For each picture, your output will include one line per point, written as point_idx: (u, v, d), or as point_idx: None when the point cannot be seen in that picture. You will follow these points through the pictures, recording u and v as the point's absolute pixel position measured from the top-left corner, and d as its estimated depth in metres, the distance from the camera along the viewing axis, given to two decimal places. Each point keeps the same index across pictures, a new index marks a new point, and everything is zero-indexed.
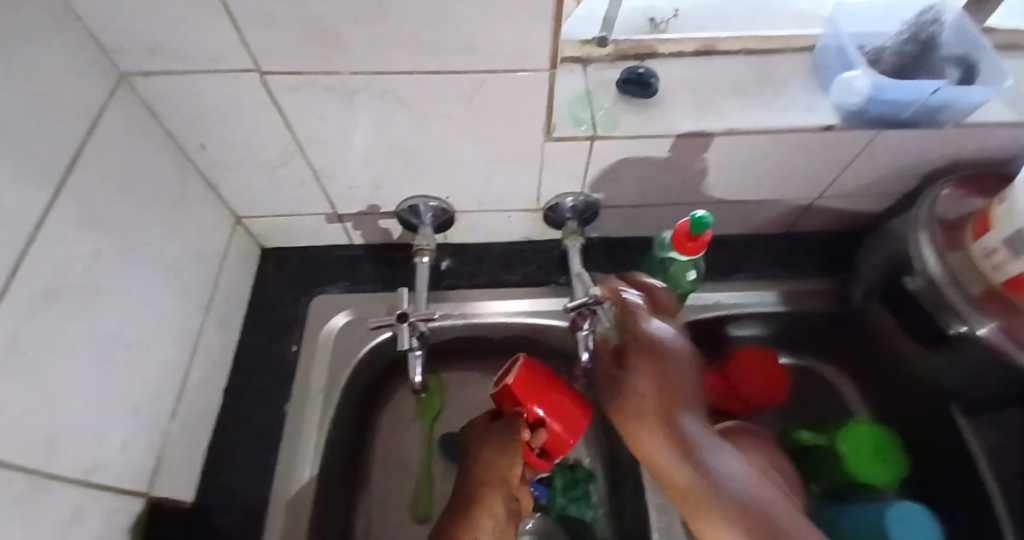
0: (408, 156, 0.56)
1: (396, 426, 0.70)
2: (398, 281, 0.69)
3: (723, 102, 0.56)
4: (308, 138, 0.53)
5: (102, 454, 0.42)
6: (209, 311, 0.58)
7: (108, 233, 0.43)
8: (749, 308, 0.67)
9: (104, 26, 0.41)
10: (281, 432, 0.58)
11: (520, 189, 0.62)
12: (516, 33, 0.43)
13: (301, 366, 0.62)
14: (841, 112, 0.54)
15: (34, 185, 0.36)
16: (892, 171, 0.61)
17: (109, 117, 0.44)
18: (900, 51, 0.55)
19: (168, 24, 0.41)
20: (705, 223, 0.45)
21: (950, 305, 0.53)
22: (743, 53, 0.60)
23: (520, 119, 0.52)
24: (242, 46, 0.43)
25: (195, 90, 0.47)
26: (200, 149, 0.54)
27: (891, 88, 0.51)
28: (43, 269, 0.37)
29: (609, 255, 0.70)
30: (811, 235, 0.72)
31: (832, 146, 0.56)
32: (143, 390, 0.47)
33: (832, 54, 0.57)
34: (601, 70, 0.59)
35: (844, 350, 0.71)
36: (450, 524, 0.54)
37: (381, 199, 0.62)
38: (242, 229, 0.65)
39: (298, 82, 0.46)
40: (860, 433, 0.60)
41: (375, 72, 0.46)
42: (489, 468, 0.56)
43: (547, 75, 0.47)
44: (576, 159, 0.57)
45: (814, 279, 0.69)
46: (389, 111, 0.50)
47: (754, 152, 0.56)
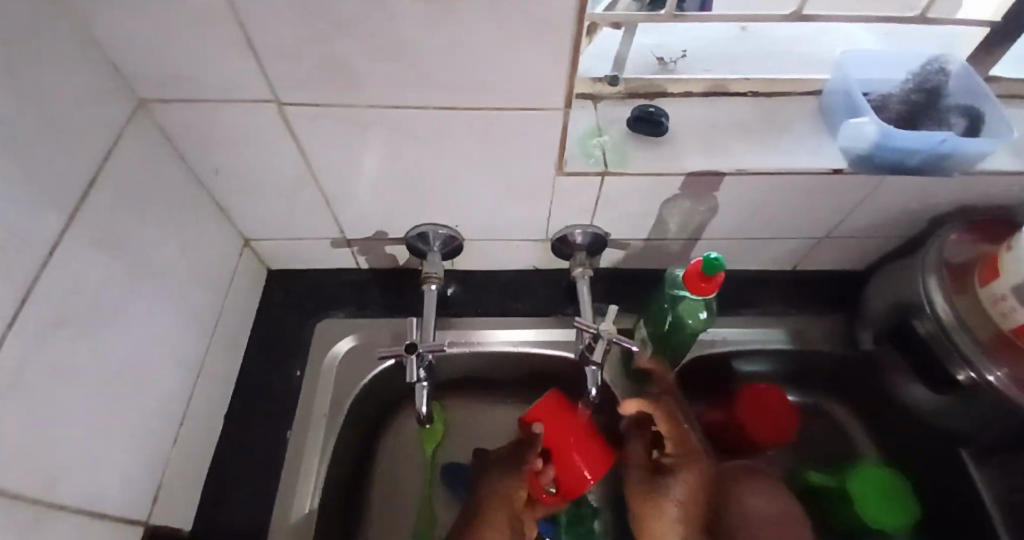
0: (419, 187, 0.56)
1: (397, 454, 0.69)
2: (403, 307, 0.69)
3: (732, 143, 0.56)
4: (322, 166, 0.53)
5: (102, 483, 0.42)
6: (215, 334, 0.58)
7: (121, 257, 0.44)
8: (755, 345, 0.67)
9: (127, 55, 0.42)
10: (282, 459, 0.57)
11: (529, 220, 0.62)
12: (532, 74, 0.44)
13: (304, 392, 0.61)
14: (848, 156, 0.55)
15: (49, 210, 0.36)
16: (900, 214, 0.61)
17: (126, 144, 0.44)
18: (907, 98, 0.56)
19: (191, 57, 0.42)
20: (718, 264, 0.45)
21: (962, 354, 0.53)
22: (750, 94, 0.61)
23: (532, 154, 0.52)
24: (262, 78, 0.44)
25: (212, 118, 0.48)
26: (214, 175, 0.54)
27: (898, 137, 0.52)
28: (55, 295, 0.37)
29: (616, 286, 0.70)
30: (816, 273, 0.72)
31: (840, 188, 0.56)
32: (146, 416, 0.47)
33: (839, 98, 0.58)
34: (612, 107, 0.60)
35: (850, 390, 0.70)
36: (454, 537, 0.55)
37: (390, 226, 0.63)
38: (250, 252, 0.65)
39: (316, 113, 0.47)
40: (866, 476, 0.61)
41: (392, 107, 0.47)
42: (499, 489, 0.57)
43: (561, 114, 0.48)
44: (586, 193, 0.57)
45: (821, 317, 0.69)
46: (403, 143, 0.51)
47: (763, 192, 0.57)
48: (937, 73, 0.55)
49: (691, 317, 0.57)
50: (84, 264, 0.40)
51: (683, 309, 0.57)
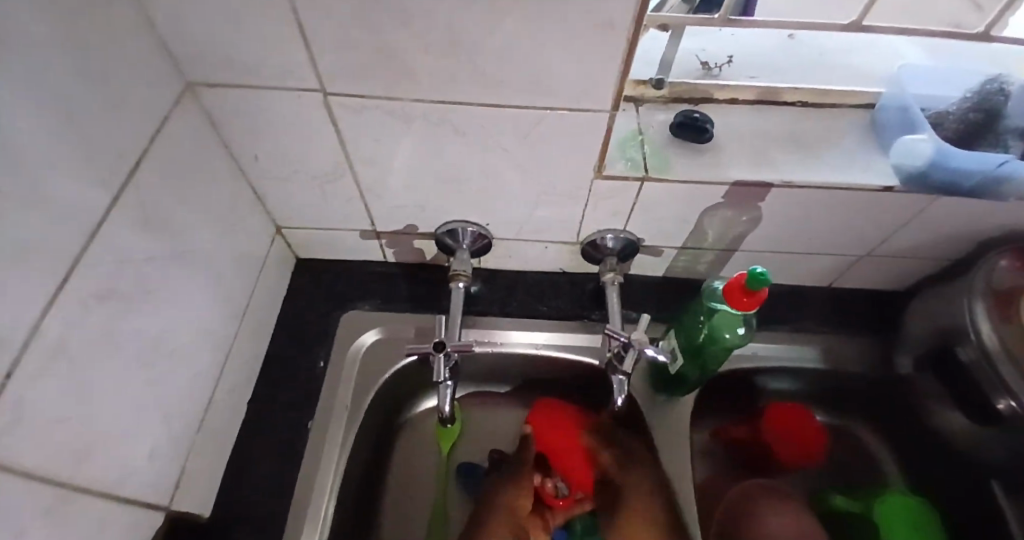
0: (455, 183, 0.56)
1: (412, 450, 0.68)
2: (429, 302, 0.68)
3: (778, 154, 0.55)
4: (360, 157, 0.53)
5: (132, 464, 0.42)
6: (244, 320, 0.58)
7: (161, 239, 0.44)
8: (784, 362, 0.66)
9: (177, 36, 0.41)
10: (303, 449, 0.57)
11: (563, 222, 0.61)
12: (583, 75, 0.43)
13: (328, 382, 0.61)
14: (900, 171, 0.53)
15: (96, 189, 0.36)
16: (947, 236, 0.59)
17: (171, 126, 0.44)
18: (964, 117, 0.54)
19: (242, 42, 0.41)
20: (764, 279, 0.44)
21: (1005, 383, 0.51)
22: (798, 104, 0.60)
23: (573, 155, 0.51)
24: (310, 67, 0.43)
25: (256, 105, 0.48)
26: (253, 161, 0.54)
27: (955, 155, 0.51)
28: (96, 274, 0.37)
29: (644, 294, 0.69)
30: (851, 291, 0.70)
31: (888, 206, 0.54)
32: (175, 399, 0.47)
33: (893, 112, 0.56)
34: (654, 111, 0.59)
35: (879, 413, 0.68)
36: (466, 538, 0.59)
37: (422, 221, 0.62)
38: (281, 239, 0.65)
39: (360, 104, 0.47)
40: (894, 504, 0.59)
41: (436, 101, 0.46)
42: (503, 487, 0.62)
43: (607, 116, 0.47)
44: (624, 198, 0.56)
45: (856, 338, 0.67)
46: (444, 138, 0.50)
47: (806, 206, 0.55)
48: (996, 93, 0.54)
49: (726, 331, 0.55)
50: (125, 244, 0.40)
51: (717, 322, 0.55)
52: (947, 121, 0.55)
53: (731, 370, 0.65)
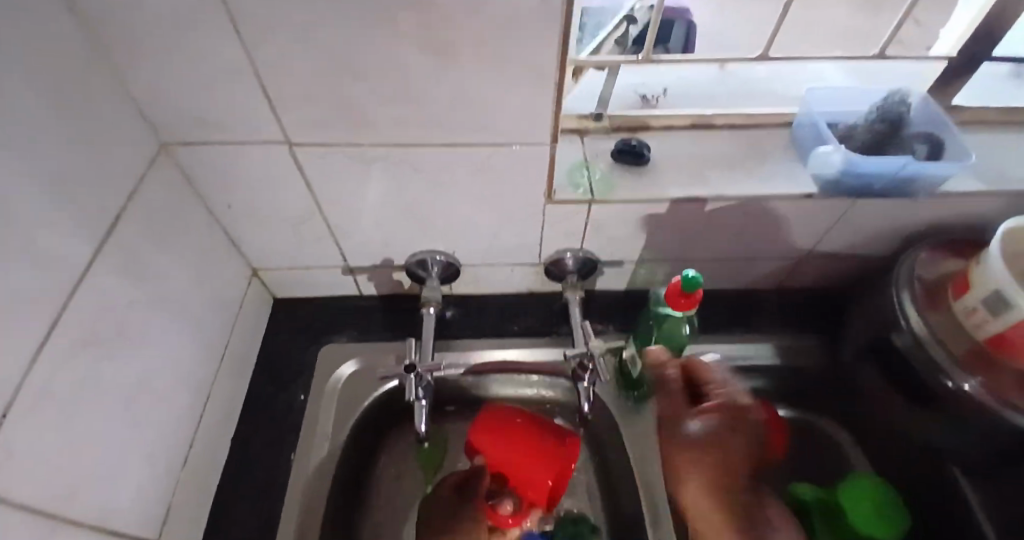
0: (417, 216, 0.60)
1: (395, 475, 0.70)
2: (404, 330, 0.72)
3: (711, 172, 0.60)
4: (329, 199, 0.57)
5: (117, 500, 0.44)
6: (224, 360, 0.61)
7: (143, 286, 0.47)
8: (740, 361, 0.70)
9: (153, 104, 0.46)
10: (286, 481, 0.59)
11: (522, 246, 0.66)
12: (522, 113, 0.48)
13: (309, 414, 0.64)
14: (819, 181, 0.59)
15: (78, 243, 0.40)
16: (873, 236, 0.65)
17: (148, 183, 0.48)
18: (871, 128, 0.60)
19: (211, 103, 0.46)
20: (696, 282, 0.50)
21: (937, 364, 0.56)
22: (727, 126, 0.66)
23: (523, 183, 0.56)
24: (275, 120, 0.48)
25: (228, 158, 0.52)
26: (227, 209, 0.58)
27: (862, 162, 0.56)
28: (81, 322, 0.40)
29: (607, 308, 0.73)
30: (797, 291, 0.75)
31: (814, 212, 0.60)
32: (159, 436, 0.49)
33: (808, 129, 0.63)
34: (598, 141, 0.64)
35: (836, 404, 0.73)
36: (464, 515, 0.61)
37: (392, 254, 0.66)
38: (258, 282, 0.69)
39: (324, 151, 0.51)
40: (860, 484, 0.63)
41: (392, 145, 0.51)
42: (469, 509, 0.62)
43: (549, 147, 0.52)
44: (575, 220, 0.61)
45: (806, 334, 0.72)
46: (403, 177, 0.55)
47: (740, 215, 0.60)
48: (899, 104, 0.60)
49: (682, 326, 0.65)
50: (106, 294, 0.43)
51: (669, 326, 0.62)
52: (857, 132, 0.60)
53: None
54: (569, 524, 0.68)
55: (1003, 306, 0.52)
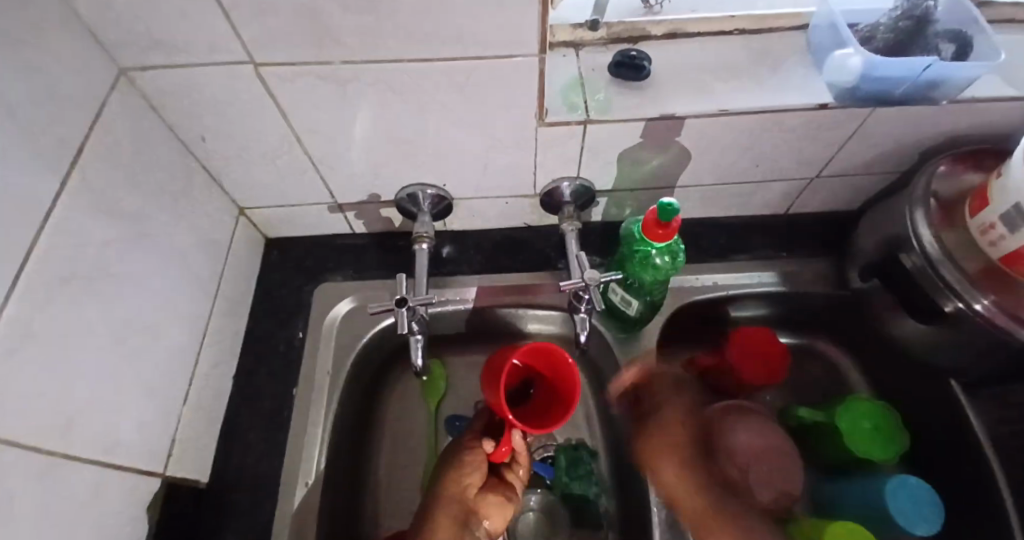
0: (402, 145, 0.57)
1: (401, 409, 0.71)
2: (398, 267, 0.70)
3: (717, 84, 0.56)
4: (307, 127, 0.54)
5: (119, 438, 0.45)
6: (217, 299, 0.60)
7: (120, 223, 0.46)
8: (747, 289, 0.69)
9: (101, 23, 0.42)
10: (290, 414, 0.61)
11: (516, 175, 0.62)
12: (508, 19, 0.43)
13: (307, 352, 0.64)
14: (836, 89, 0.54)
15: (40, 179, 0.38)
16: (891, 150, 0.61)
17: (113, 110, 0.46)
18: (894, 27, 0.55)
19: (162, 18, 0.42)
20: (671, 211, 0.49)
21: (946, 281, 0.53)
22: (735, 33, 0.60)
23: (512, 103, 0.52)
24: (236, 38, 0.44)
25: (196, 84, 0.48)
26: (203, 142, 0.55)
27: (882, 65, 0.51)
28: (54, 260, 0.39)
29: (607, 239, 0.71)
30: (807, 215, 0.72)
31: (827, 124, 0.55)
32: (156, 376, 0.49)
33: (825, 32, 0.58)
34: (594, 55, 0.59)
35: (842, 329, 0.72)
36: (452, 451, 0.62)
37: (380, 187, 0.64)
38: (246, 220, 0.67)
39: (294, 73, 0.47)
40: (857, 410, 0.62)
41: (368, 63, 0.47)
42: (456, 454, 0.61)
43: (538, 61, 0.47)
44: (570, 143, 0.57)
45: (814, 259, 0.70)
46: (384, 100, 0.51)
47: (747, 133, 0.56)
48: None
49: (658, 256, 0.59)
50: (80, 231, 0.41)
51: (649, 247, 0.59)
52: (879, 33, 0.56)
53: (694, 302, 0.68)
54: (571, 450, 0.69)
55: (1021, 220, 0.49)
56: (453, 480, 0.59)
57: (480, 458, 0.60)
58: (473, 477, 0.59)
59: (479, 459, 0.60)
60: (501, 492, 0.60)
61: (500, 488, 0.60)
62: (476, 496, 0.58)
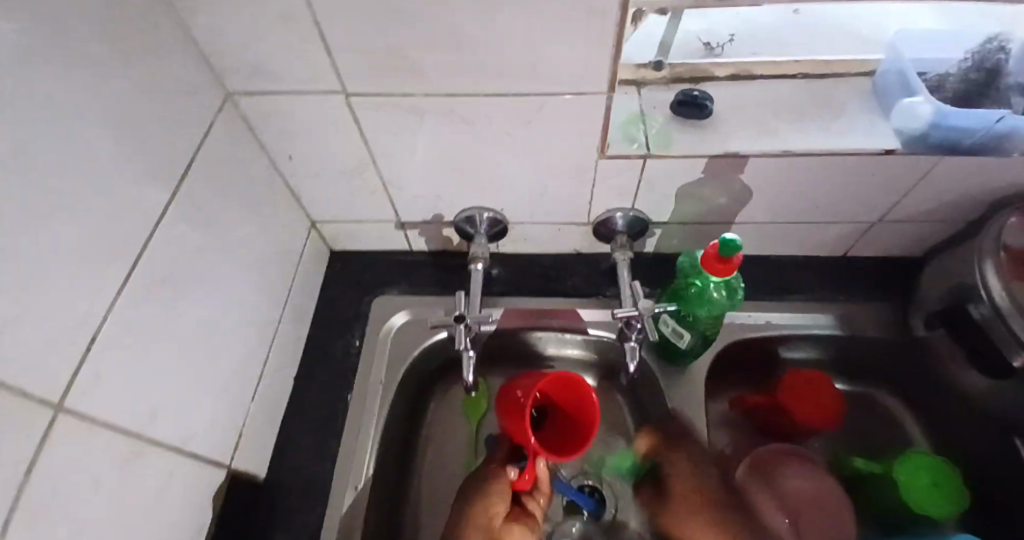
0: (468, 171, 0.60)
1: (443, 423, 0.73)
2: (451, 285, 0.73)
3: (778, 125, 0.57)
4: (382, 150, 0.58)
5: (193, 428, 0.48)
6: (286, 305, 0.64)
7: (212, 230, 0.50)
8: (800, 329, 0.68)
9: (218, 53, 0.48)
10: (343, 420, 0.63)
11: (573, 204, 0.65)
12: (581, 59, 0.46)
13: (362, 360, 0.67)
14: (904, 134, 0.54)
15: (155, 188, 0.43)
16: (959, 198, 0.60)
17: (217, 129, 0.51)
18: (964, 79, 0.56)
19: (269, 49, 0.47)
20: (734, 246, 0.50)
21: (1016, 337, 0.51)
22: (799, 76, 0.61)
23: (576, 136, 0.54)
24: (331, 69, 0.48)
25: (289, 108, 0.53)
26: (287, 160, 0.60)
27: (955, 115, 0.53)
28: (157, 260, 0.43)
29: (658, 270, 0.72)
30: (865, 259, 0.71)
31: (892, 170, 0.55)
32: (229, 372, 0.53)
33: (893, 78, 0.58)
34: (656, 93, 0.61)
35: (900, 379, 0.70)
36: (477, 477, 0.62)
37: (442, 209, 0.67)
38: (316, 233, 0.72)
39: (378, 101, 0.51)
40: (914, 463, 0.59)
41: (445, 95, 0.50)
42: (478, 480, 0.61)
43: (604, 97, 0.50)
44: (628, 176, 0.59)
45: (872, 304, 0.68)
46: (455, 129, 0.54)
47: (807, 175, 0.57)
48: (994, 53, 0.56)
49: (715, 290, 0.59)
50: (180, 236, 0.46)
51: (707, 278, 0.59)
52: (949, 84, 0.57)
53: (747, 339, 0.68)
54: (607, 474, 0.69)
55: None
56: (482, 507, 0.58)
57: (504, 486, 0.60)
58: (499, 505, 0.59)
59: (503, 488, 0.60)
60: (524, 521, 0.60)
61: (523, 519, 0.60)
62: (502, 526, 0.58)
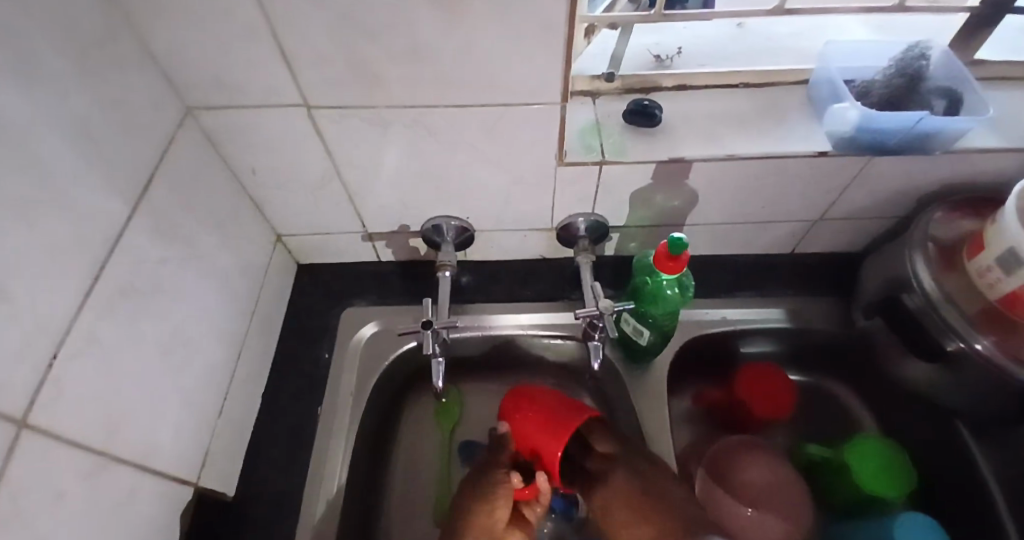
0: (432, 181, 0.62)
1: (415, 432, 0.74)
2: (420, 294, 0.74)
3: (723, 132, 0.61)
4: (346, 162, 0.59)
5: (159, 444, 0.48)
6: (252, 319, 0.64)
7: (175, 244, 0.50)
8: (754, 324, 0.71)
9: (179, 69, 0.48)
10: (313, 433, 0.63)
11: (535, 210, 0.67)
12: (534, 70, 0.49)
13: (331, 372, 0.67)
14: (834, 139, 0.59)
15: (115, 202, 0.43)
16: (889, 196, 0.64)
17: (178, 144, 0.51)
18: (888, 85, 0.60)
19: (230, 64, 0.48)
20: (682, 244, 0.53)
21: (948, 325, 0.55)
22: (741, 86, 0.65)
23: (534, 144, 0.57)
24: (293, 83, 0.49)
25: (252, 122, 0.54)
26: (251, 174, 0.60)
27: (877, 118, 0.56)
28: (118, 275, 0.43)
29: (620, 272, 0.75)
30: (811, 255, 0.76)
31: (826, 171, 0.60)
32: (194, 387, 0.53)
33: (823, 87, 0.62)
34: (609, 103, 0.64)
35: (848, 368, 0.74)
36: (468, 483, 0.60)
37: (409, 218, 0.68)
38: (282, 247, 0.72)
39: (341, 114, 0.53)
40: (865, 448, 0.63)
41: (406, 107, 0.52)
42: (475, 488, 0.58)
43: (559, 107, 0.52)
44: (586, 182, 0.62)
45: (819, 298, 0.72)
46: (418, 139, 0.56)
47: (752, 177, 0.61)
48: (916, 59, 0.59)
49: (668, 287, 0.62)
50: (142, 250, 0.46)
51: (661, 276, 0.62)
52: (874, 90, 0.60)
53: (704, 335, 0.71)
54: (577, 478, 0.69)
55: (1016, 264, 0.52)
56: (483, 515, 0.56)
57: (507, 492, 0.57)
58: (501, 512, 0.56)
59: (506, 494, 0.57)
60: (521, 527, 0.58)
61: (524, 523, 0.59)
62: (504, 532, 0.56)
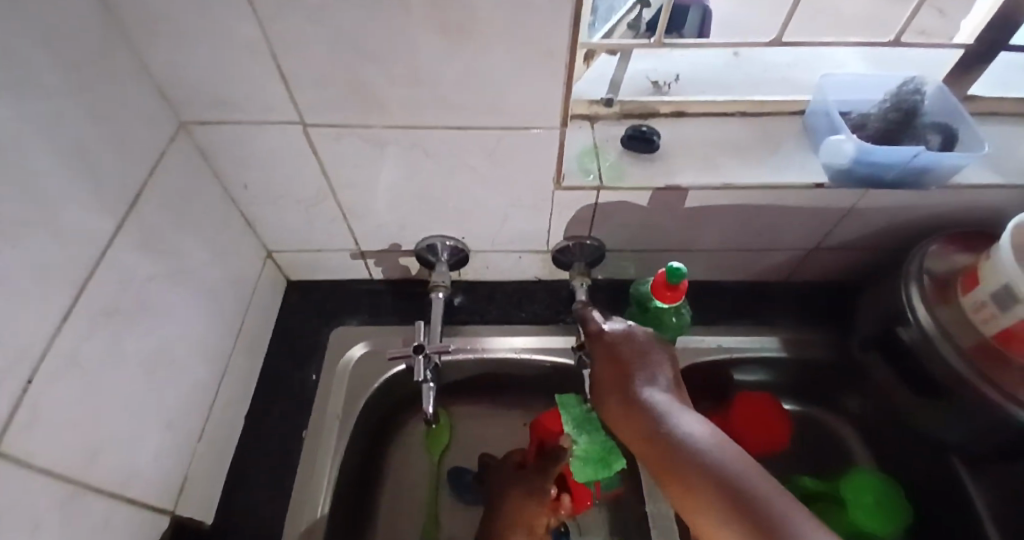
0: (427, 201, 0.61)
1: (404, 457, 0.72)
2: (413, 314, 0.73)
3: (721, 159, 0.61)
4: (340, 181, 0.58)
5: (136, 471, 0.45)
6: (239, 338, 0.62)
7: (162, 262, 0.49)
8: (750, 353, 0.70)
9: (173, 84, 0.47)
10: (298, 458, 0.61)
11: (532, 233, 0.66)
12: (536, 95, 0.48)
13: (319, 393, 0.66)
14: (831, 170, 0.59)
15: (102, 219, 0.42)
16: (885, 228, 0.65)
17: (168, 159, 0.50)
18: (884, 118, 0.60)
19: (227, 81, 0.47)
20: (680, 274, 0.52)
21: (945, 359, 0.55)
22: (738, 115, 0.66)
23: (534, 169, 0.56)
24: (290, 100, 0.49)
25: (246, 138, 0.53)
26: (243, 190, 0.59)
27: (874, 152, 0.56)
28: (104, 294, 0.42)
29: (615, 296, 0.74)
30: (806, 284, 0.76)
31: (824, 202, 0.60)
32: (176, 410, 0.51)
33: (820, 118, 0.63)
34: (607, 127, 0.64)
35: (842, 398, 0.73)
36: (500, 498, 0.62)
37: (403, 238, 0.67)
38: (271, 263, 0.70)
39: (338, 132, 0.52)
40: (859, 482, 0.62)
41: (405, 127, 0.51)
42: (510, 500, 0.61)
43: (559, 132, 0.52)
44: (583, 205, 0.61)
45: (814, 327, 0.72)
46: (416, 159, 0.55)
47: (750, 205, 0.60)
48: (913, 94, 0.60)
49: (670, 315, 0.63)
50: (128, 268, 0.44)
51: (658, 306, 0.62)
52: (870, 122, 0.61)
53: (697, 364, 0.69)
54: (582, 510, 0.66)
55: (1010, 300, 0.53)
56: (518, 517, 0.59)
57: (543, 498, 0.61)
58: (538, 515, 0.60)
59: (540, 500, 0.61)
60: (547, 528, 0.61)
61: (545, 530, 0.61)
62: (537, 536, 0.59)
